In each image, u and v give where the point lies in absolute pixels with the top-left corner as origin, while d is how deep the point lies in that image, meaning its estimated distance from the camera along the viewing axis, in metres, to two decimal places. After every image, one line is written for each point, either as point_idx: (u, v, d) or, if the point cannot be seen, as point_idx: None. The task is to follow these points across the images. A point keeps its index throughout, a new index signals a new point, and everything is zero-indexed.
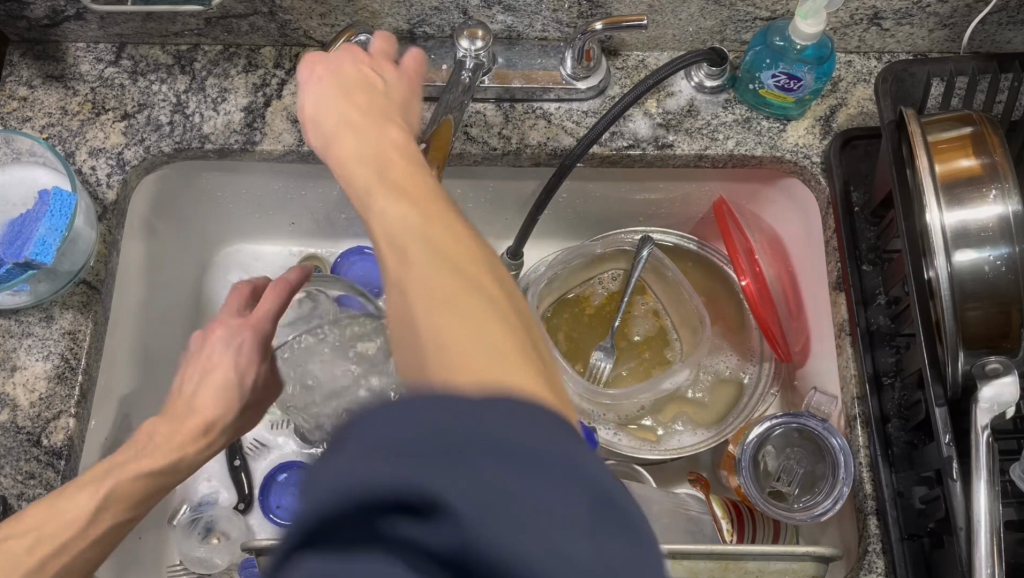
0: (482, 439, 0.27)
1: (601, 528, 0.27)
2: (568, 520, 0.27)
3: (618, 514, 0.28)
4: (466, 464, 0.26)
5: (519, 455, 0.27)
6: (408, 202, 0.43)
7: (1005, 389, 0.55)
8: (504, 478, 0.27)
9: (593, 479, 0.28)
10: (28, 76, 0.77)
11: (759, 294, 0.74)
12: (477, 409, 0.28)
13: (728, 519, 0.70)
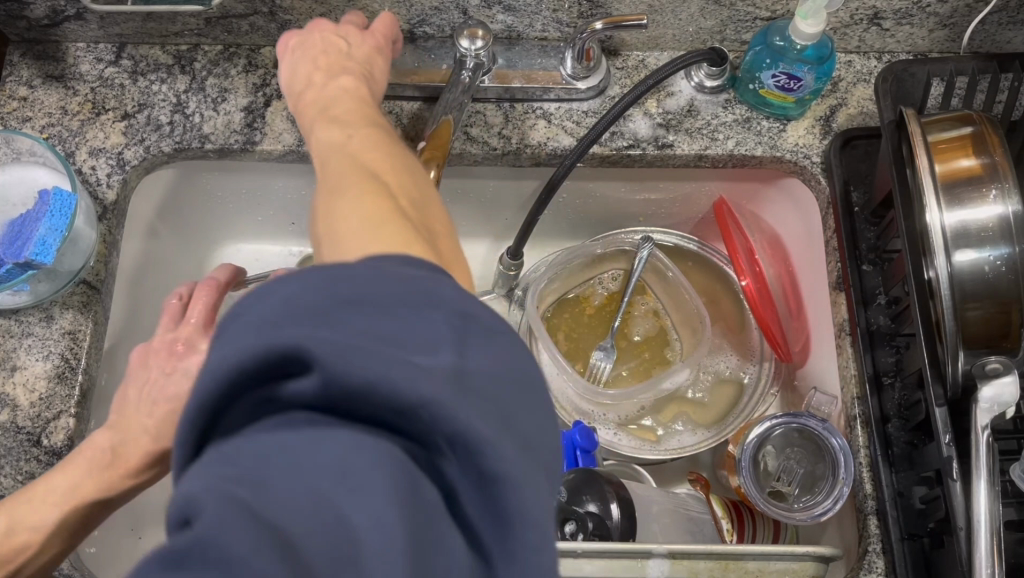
0: (339, 293, 0.30)
1: (466, 337, 0.31)
2: (439, 339, 0.30)
3: (483, 327, 0.32)
4: (333, 318, 0.29)
5: (384, 298, 0.31)
6: (349, 127, 0.50)
7: (1005, 389, 0.55)
8: (369, 321, 0.30)
9: (451, 301, 0.32)
10: (29, 76, 0.77)
11: (760, 294, 0.75)
12: (333, 271, 0.31)
13: (728, 519, 0.69)
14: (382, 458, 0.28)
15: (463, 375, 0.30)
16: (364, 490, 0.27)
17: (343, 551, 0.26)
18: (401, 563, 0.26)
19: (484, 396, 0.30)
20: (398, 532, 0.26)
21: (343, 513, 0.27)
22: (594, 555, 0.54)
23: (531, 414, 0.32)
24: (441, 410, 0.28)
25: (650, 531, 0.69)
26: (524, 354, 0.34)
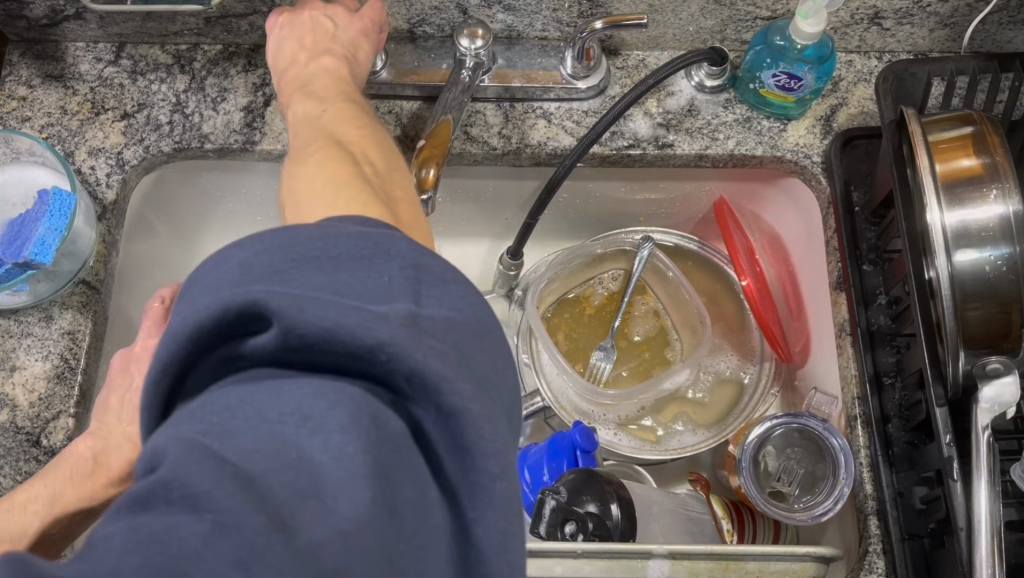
0: (295, 253, 0.34)
1: (416, 286, 0.34)
2: (393, 290, 0.33)
3: (435, 274, 0.35)
4: (289, 278, 0.33)
5: (338, 257, 0.34)
6: (324, 103, 0.53)
7: (1006, 389, 0.55)
8: (325, 279, 0.33)
9: (402, 254, 0.35)
10: (28, 76, 0.76)
11: (760, 294, 0.75)
12: (290, 234, 0.35)
13: (729, 520, 0.69)
14: (341, 399, 0.31)
15: (416, 319, 0.33)
16: (323, 430, 0.30)
17: (305, 483, 0.29)
18: (359, 487, 0.29)
19: (436, 337, 0.33)
20: (357, 463, 0.30)
21: (304, 449, 0.30)
22: (595, 555, 0.53)
23: (486, 352, 0.35)
24: (395, 351, 0.31)
25: (650, 531, 0.68)
26: (480, 298, 0.37)
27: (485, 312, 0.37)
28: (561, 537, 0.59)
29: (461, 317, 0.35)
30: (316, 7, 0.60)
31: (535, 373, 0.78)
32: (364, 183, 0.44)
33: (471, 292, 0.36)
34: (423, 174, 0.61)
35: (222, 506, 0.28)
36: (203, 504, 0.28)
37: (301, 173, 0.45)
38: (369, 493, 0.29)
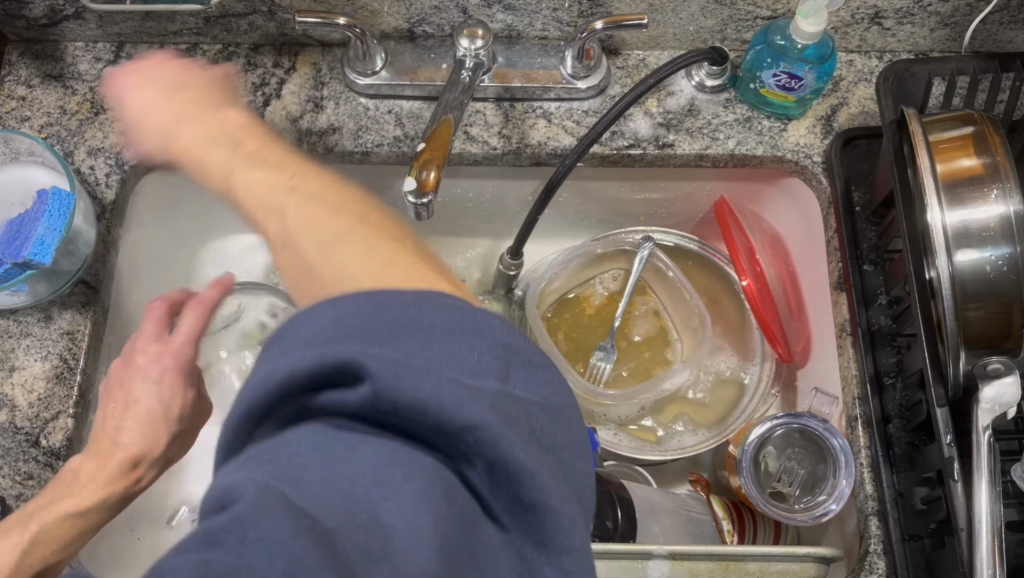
0: (390, 318, 0.33)
1: (507, 365, 0.34)
2: (482, 369, 0.33)
3: (525, 358, 0.35)
4: (386, 345, 0.32)
5: (431, 326, 0.33)
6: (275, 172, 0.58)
7: (1006, 389, 0.54)
8: (418, 349, 0.32)
9: (497, 333, 0.34)
10: (27, 75, 0.76)
11: (760, 294, 0.75)
12: (385, 300, 0.34)
13: (729, 520, 0.69)
14: (420, 469, 0.31)
15: (502, 402, 0.32)
16: (399, 495, 0.30)
17: (377, 546, 0.29)
18: (429, 558, 0.29)
19: (519, 420, 0.33)
20: (430, 534, 0.29)
21: (379, 512, 0.29)
22: (594, 555, 0.53)
23: (563, 441, 0.35)
24: (481, 434, 0.31)
25: (650, 532, 0.68)
26: (562, 386, 0.36)
27: (567, 402, 0.36)
28: None
29: (545, 401, 0.35)
30: (299, 21, 0.62)
31: None
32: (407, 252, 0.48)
33: (554, 380, 0.36)
34: (423, 176, 0.58)
35: (298, 553, 0.27)
36: (278, 551, 0.27)
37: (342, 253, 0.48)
38: (435, 565, 0.29)
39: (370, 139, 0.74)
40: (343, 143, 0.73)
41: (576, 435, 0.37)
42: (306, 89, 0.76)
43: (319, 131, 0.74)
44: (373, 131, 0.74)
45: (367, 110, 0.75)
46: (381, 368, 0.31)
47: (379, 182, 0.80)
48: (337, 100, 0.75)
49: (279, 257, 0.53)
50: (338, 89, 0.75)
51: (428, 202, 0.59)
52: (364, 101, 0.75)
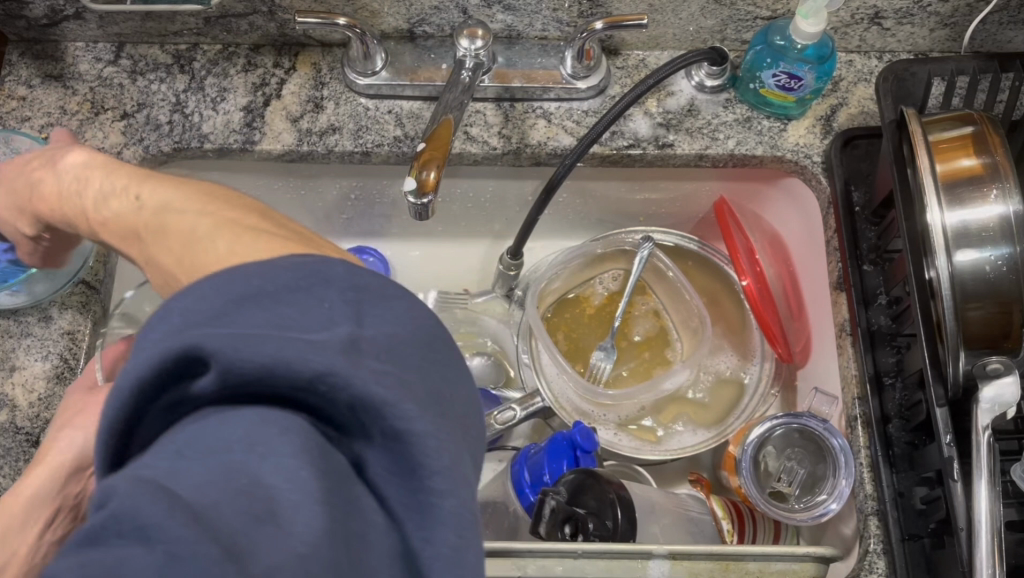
0: (233, 294, 0.32)
1: (359, 308, 0.33)
2: (335, 316, 0.32)
3: (376, 295, 0.34)
4: (229, 316, 0.31)
5: (274, 291, 0.32)
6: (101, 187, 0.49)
7: (1006, 389, 0.54)
8: (265, 314, 0.31)
9: (341, 279, 0.33)
10: (28, 76, 0.76)
11: (760, 294, 0.75)
12: (223, 277, 0.32)
13: (729, 520, 0.69)
14: (286, 427, 0.29)
15: (360, 342, 0.31)
16: (273, 454, 0.28)
17: (261, 508, 0.27)
18: (316, 513, 0.27)
19: (387, 359, 0.31)
20: (313, 486, 0.28)
21: (254, 474, 0.28)
22: (595, 555, 0.53)
23: (440, 374, 0.34)
24: (345, 378, 0.29)
25: (651, 532, 0.66)
26: (424, 315, 0.35)
27: (436, 331, 0.35)
28: (561, 537, 0.59)
29: (410, 336, 0.33)
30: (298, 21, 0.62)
31: (535, 374, 0.77)
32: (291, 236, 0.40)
33: (416, 311, 0.35)
34: (423, 176, 0.58)
35: (175, 536, 0.25)
36: (155, 536, 0.25)
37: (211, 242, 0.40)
38: (325, 520, 0.27)
39: (370, 139, 0.74)
40: (343, 142, 0.73)
41: (453, 366, 0.35)
42: (306, 89, 0.76)
43: (319, 131, 0.74)
44: (373, 131, 0.74)
45: (367, 110, 0.75)
46: (220, 344, 0.29)
47: (380, 182, 0.80)
48: (337, 100, 0.75)
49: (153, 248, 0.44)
50: (338, 89, 0.76)
51: (428, 203, 0.59)
52: (364, 101, 0.75)
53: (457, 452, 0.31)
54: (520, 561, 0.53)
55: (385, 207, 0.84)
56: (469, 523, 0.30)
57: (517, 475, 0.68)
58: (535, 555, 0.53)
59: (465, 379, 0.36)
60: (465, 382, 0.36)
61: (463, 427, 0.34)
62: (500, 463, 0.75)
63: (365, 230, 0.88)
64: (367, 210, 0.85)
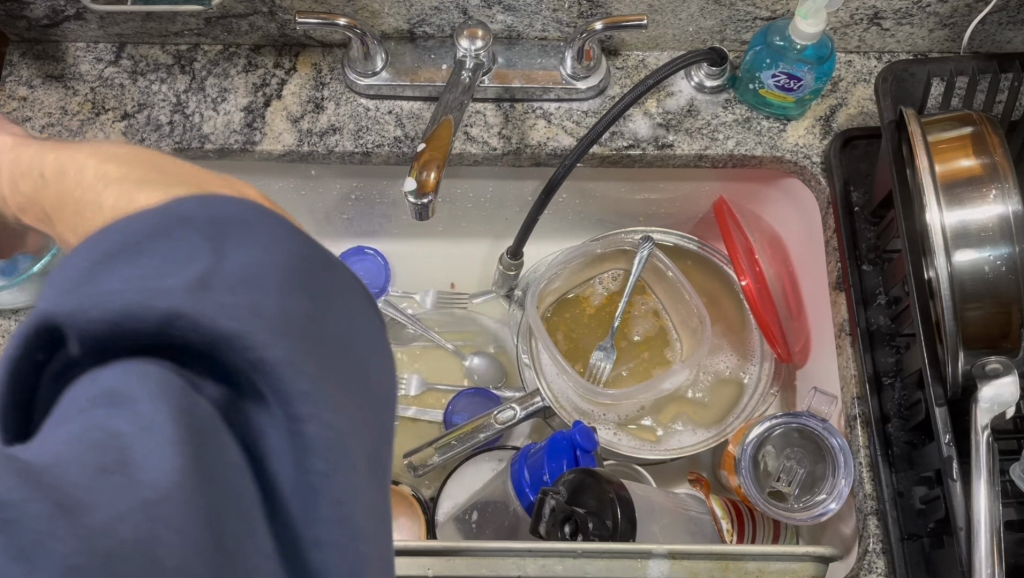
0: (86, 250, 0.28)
1: (218, 240, 0.29)
2: (195, 254, 0.28)
3: (236, 219, 0.30)
4: (94, 279, 0.27)
5: (137, 242, 0.28)
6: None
7: (1005, 388, 0.54)
8: (128, 269, 0.27)
9: (195, 214, 0.29)
10: (28, 76, 0.77)
11: (760, 294, 0.75)
12: (85, 243, 0.28)
13: (729, 519, 0.69)
14: (145, 370, 0.26)
15: (215, 276, 0.28)
16: (131, 402, 0.25)
17: (111, 459, 0.25)
18: (169, 454, 0.25)
19: (245, 284, 0.28)
20: (167, 430, 0.25)
21: (112, 425, 0.25)
22: (594, 555, 0.53)
23: (319, 293, 0.31)
24: (194, 316, 0.26)
25: (649, 531, 0.65)
26: (294, 231, 0.31)
27: (312, 246, 0.32)
28: (561, 536, 0.60)
29: (278, 257, 0.29)
30: (299, 21, 0.62)
31: (535, 374, 0.77)
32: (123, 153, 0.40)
33: (285, 230, 0.31)
34: (423, 176, 0.58)
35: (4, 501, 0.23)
36: None
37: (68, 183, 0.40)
38: (181, 462, 0.25)
39: (371, 139, 0.74)
40: (343, 143, 0.74)
41: (337, 282, 0.32)
42: (307, 89, 0.76)
43: (319, 131, 0.74)
44: (373, 131, 0.74)
45: (367, 111, 0.75)
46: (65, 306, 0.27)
47: (380, 182, 0.81)
48: (337, 100, 0.75)
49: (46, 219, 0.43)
50: (338, 89, 0.76)
51: (428, 203, 0.59)
52: (364, 101, 0.75)
53: (323, 372, 0.28)
54: (520, 560, 0.53)
55: (385, 207, 0.84)
56: (336, 444, 0.28)
57: (517, 475, 0.68)
58: (536, 554, 0.53)
59: (352, 293, 0.33)
60: (353, 298, 0.33)
61: (347, 348, 0.31)
62: (500, 462, 0.75)
63: (365, 230, 0.89)
64: (367, 210, 0.85)
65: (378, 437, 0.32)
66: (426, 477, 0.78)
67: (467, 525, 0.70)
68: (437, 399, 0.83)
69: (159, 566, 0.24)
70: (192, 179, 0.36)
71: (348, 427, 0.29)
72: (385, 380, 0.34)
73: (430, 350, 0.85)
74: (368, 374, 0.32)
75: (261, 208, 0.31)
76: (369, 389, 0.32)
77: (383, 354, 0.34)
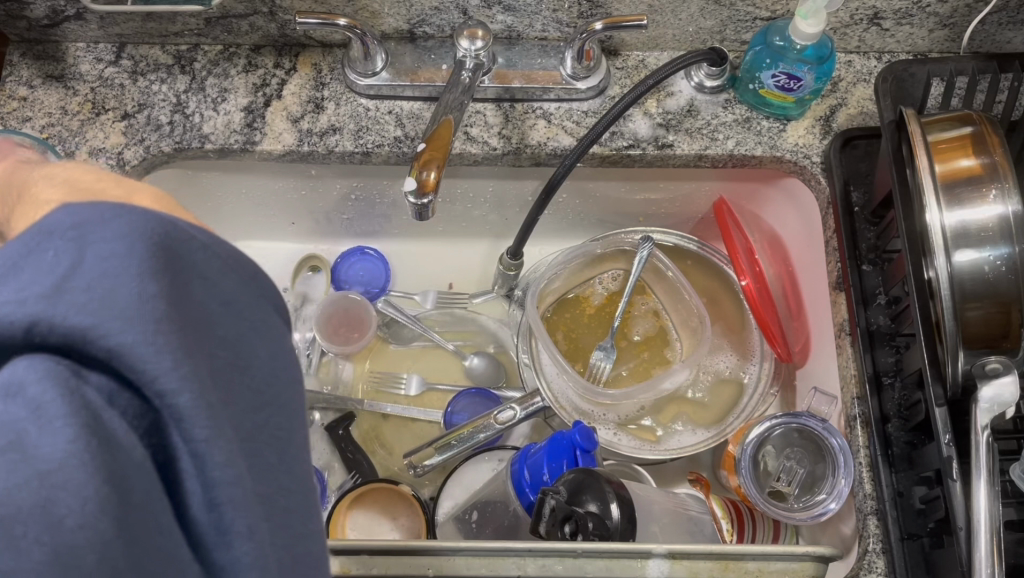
0: None
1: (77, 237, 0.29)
2: (59, 262, 0.29)
3: (95, 214, 0.30)
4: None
5: (11, 264, 0.29)
6: None
7: (1005, 389, 0.55)
8: (8, 288, 0.28)
9: (60, 223, 0.30)
10: (29, 76, 0.77)
11: (760, 294, 0.75)
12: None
13: (728, 519, 0.69)
14: (33, 358, 0.27)
15: (73, 280, 0.28)
16: (22, 390, 0.26)
17: (7, 440, 0.26)
18: (59, 429, 0.26)
19: (99, 279, 0.28)
20: (58, 407, 0.26)
21: (8, 412, 0.26)
22: (594, 555, 0.53)
23: (182, 279, 0.31)
24: (49, 319, 0.27)
25: (650, 532, 0.65)
26: (157, 216, 0.31)
27: (178, 231, 0.32)
28: (561, 536, 0.59)
29: (137, 247, 0.30)
30: (298, 21, 0.62)
31: (535, 374, 0.77)
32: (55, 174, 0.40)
33: (146, 216, 0.31)
34: (423, 176, 0.59)
35: None
36: None
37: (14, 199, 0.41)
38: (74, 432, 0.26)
39: (371, 139, 0.74)
40: (343, 143, 0.74)
41: (207, 265, 0.33)
42: (307, 89, 0.76)
43: (319, 131, 0.74)
44: (373, 131, 0.74)
45: (367, 111, 0.75)
46: None
47: (380, 182, 0.81)
48: (337, 100, 0.75)
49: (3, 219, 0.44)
50: (338, 89, 0.76)
51: (428, 203, 0.59)
52: (364, 101, 0.75)
53: (186, 350, 0.29)
54: (520, 560, 0.53)
55: (385, 207, 0.84)
56: (208, 412, 0.29)
57: (518, 475, 0.68)
58: (535, 555, 0.53)
59: (225, 274, 0.34)
60: (228, 279, 0.34)
61: (213, 329, 0.32)
62: (500, 462, 0.76)
63: (366, 230, 0.89)
64: (367, 211, 0.85)
65: (268, 412, 0.33)
66: (426, 477, 0.78)
67: (467, 525, 0.70)
68: (436, 399, 0.83)
69: (60, 524, 0.25)
70: (91, 190, 0.37)
71: (215, 400, 0.30)
72: (274, 356, 0.35)
73: (430, 350, 0.85)
74: (245, 352, 0.33)
75: (128, 204, 0.31)
76: (247, 369, 0.33)
77: (270, 331, 0.35)
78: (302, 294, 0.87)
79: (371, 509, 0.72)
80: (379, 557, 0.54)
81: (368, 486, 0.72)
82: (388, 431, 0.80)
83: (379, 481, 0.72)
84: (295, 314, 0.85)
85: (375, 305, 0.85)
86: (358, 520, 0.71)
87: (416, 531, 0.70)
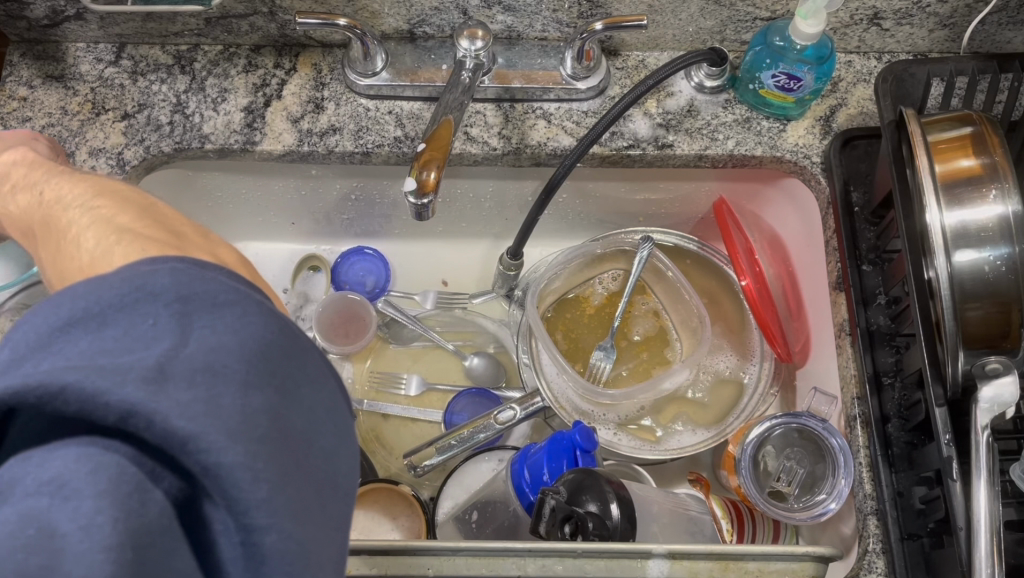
0: (63, 319, 0.30)
1: (188, 320, 0.31)
2: (159, 333, 0.31)
3: (209, 303, 0.32)
4: (53, 347, 0.30)
5: (100, 310, 0.31)
6: None
7: (1005, 388, 0.54)
8: (91, 339, 0.30)
9: (166, 289, 0.32)
10: (28, 76, 0.77)
11: (760, 294, 0.75)
12: (56, 301, 0.31)
13: (728, 519, 0.68)
14: (100, 457, 0.28)
15: (174, 363, 0.30)
16: (76, 497, 0.27)
17: (36, 564, 0.26)
18: (100, 562, 0.26)
19: (206, 374, 0.30)
20: (105, 535, 0.26)
21: (50, 521, 0.26)
22: (594, 555, 0.53)
23: (288, 386, 0.33)
24: (150, 413, 0.28)
25: (649, 532, 0.65)
26: (267, 316, 0.34)
27: (288, 333, 0.34)
28: (560, 536, 0.59)
29: (248, 349, 0.32)
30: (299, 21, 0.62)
31: (535, 374, 0.77)
32: (139, 208, 0.42)
33: (258, 314, 0.33)
34: (423, 176, 0.58)
35: None
36: None
37: (82, 210, 0.42)
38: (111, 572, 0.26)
39: (371, 139, 0.74)
40: (343, 143, 0.74)
41: (310, 371, 0.35)
42: (307, 89, 0.76)
43: (319, 131, 0.74)
44: (373, 131, 0.74)
45: (367, 111, 0.75)
46: (29, 379, 0.28)
47: (381, 182, 0.81)
48: (337, 100, 0.75)
49: (49, 207, 0.45)
50: (338, 89, 0.76)
51: (428, 203, 0.59)
52: (364, 101, 0.75)
53: (283, 479, 0.30)
54: (520, 560, 0.53)
55: (385, 207, 0.84)
56: (295, 552, 0.30)
57: (517, 475, 0.68)
58: (535, 555, 0.53)
59: (316, 376, 0.35)
60: (326, 389, 0.36)
61: (312, 442, 0.33)
62: (501, 462, 0.75)
63: (366, 230, 0.89)
64: (367, 210, 0.85)
65: (325, 494, 0.33)
66: (426, 477, 0.78)
67: (467, 526, 0.70)
68: (436, 399, 0.83)
69: None
70: (179, 234, 0.41)
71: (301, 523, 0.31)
72: (348, 453, 0.36)
73: (430, 350, 0.85)
74: (333, 453, 0.35)
75: (240, 289, 0.34)
76: (335, 481, 0.35)
77: (339, 416, 0.36)
78: (303, 294, 0.87)
79: (371, 509, 0.72)
80: (380, 558, 0.54)
81: (368, 486, 0.73)
82: (388, 432, 0.80)
83: (378, 482, 0.73)
84: (295, 314, 0.85)
85: (375, 305, 0.84)
86: (358, 521, 0.71)
87: (416, 530, 0.70)
